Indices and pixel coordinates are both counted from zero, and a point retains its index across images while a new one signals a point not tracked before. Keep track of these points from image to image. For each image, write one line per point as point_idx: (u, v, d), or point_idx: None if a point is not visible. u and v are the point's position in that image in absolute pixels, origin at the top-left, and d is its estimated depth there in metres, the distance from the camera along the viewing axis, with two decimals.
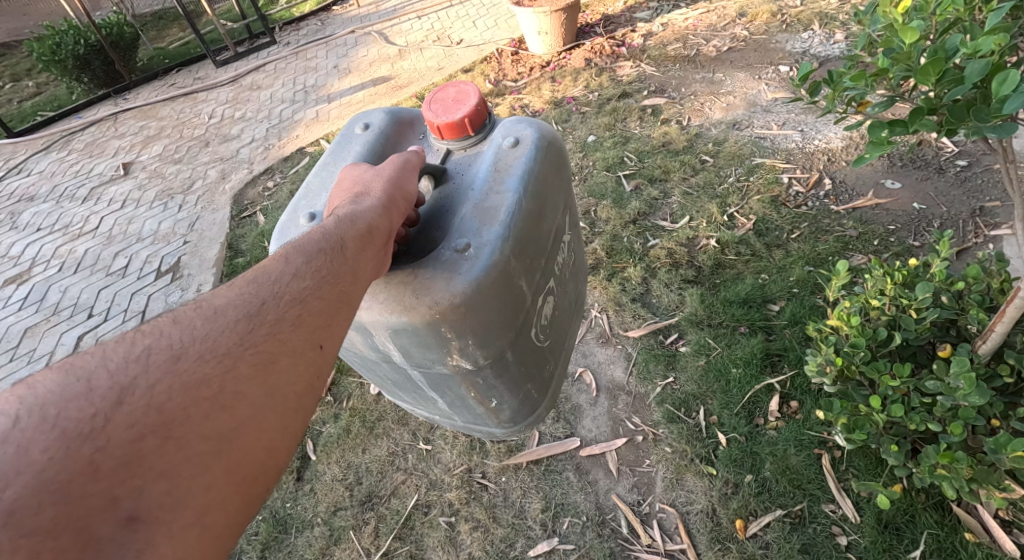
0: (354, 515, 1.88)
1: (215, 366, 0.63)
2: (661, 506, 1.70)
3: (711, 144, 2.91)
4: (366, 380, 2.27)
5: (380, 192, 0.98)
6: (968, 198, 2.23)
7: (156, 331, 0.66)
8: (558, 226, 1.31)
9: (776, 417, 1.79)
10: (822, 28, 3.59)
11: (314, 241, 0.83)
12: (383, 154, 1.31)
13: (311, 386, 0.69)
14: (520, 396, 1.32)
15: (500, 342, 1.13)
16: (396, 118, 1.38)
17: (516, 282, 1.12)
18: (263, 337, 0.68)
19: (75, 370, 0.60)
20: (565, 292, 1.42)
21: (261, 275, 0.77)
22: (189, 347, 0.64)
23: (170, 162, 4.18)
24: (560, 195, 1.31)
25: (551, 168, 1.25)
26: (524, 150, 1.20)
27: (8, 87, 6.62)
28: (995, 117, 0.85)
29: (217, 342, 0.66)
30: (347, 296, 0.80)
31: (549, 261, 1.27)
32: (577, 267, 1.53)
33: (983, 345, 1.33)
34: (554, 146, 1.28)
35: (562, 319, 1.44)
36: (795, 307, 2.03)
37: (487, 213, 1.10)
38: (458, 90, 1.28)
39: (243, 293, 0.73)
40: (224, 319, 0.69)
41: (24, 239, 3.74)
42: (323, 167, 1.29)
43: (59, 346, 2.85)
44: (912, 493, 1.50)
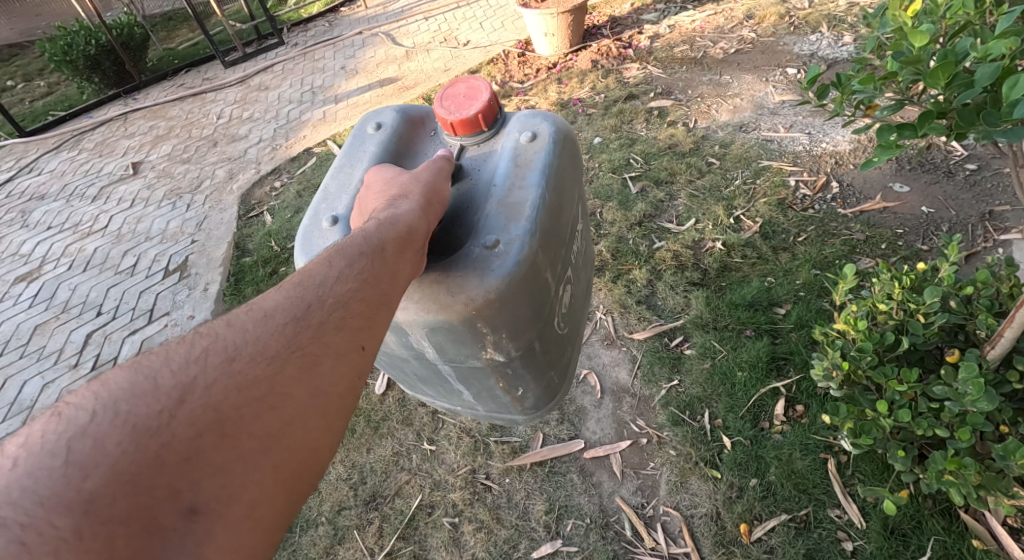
0: (358, 515, 1.89)
1: (263, 369, 0.64)
2: (665, 509, 1.70)
3: (717, 146, 2.90)
4: (371, 380, 2.28)
5: (419, 197, 1.01)
6: (977, 202, 2.22)
7: (211, 332, 0.67)
8: (574, 217, 1.33)
9: (781, 421, 1.78)
10: (831, 30, 3.57)
11: (356, 243, 0.84)
12: (397, 153, 1.32)
13: (353, 387, 0.70)
14: (543, 385, 1.33)
15: (527, 335, 1.14)
16: (406, 115, 1.39)
17: (541, 274, 1.13)
18: (308, 338, 0.68)
19: (143, 369, 0.61)
20: (579, 281, 1.43)
21: (305, 276, 0.77)
22: (242, 348, 0.65)
23: (179, 161, 4.22)
24: (575, 186, 1.32)
25: (567, 160, 1.26)
26: (542, 144, 1.21)
27: (20, 87, 6.69)
28: (1005, 121, 0.84)
29: (266, 344, 0.66)
30: (387, 298, 0.80)
31: (567, 252, 1.29)
32: (589, 255, 1.55)
33: (992, 350, 1.31)
34: (569, 137, 1.29)
35: (578, 308, 1.45)
36: (801, 311, 2.02)
37: (511, 208, 1.11)
38: (468, 86, 1.28)
39: (289, 294, 0.73)
40: (272, 320, 0.69)
41: (34, 238, 3.77)
42: (338, 169, 1.30)
43: (68, 344, 2.87)
44: (919, 498, 1.49)
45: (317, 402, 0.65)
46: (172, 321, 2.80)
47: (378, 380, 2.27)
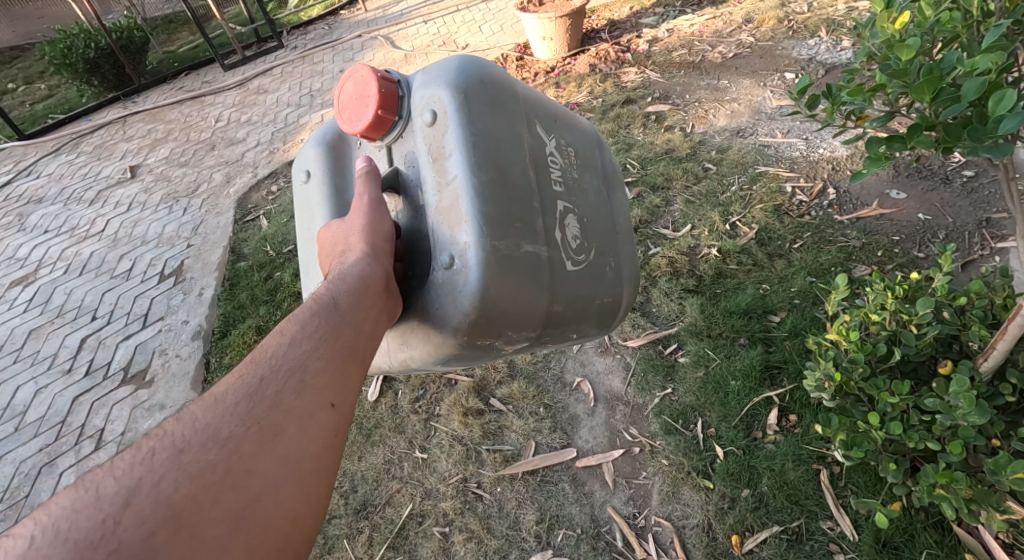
0: (348, 524, 1.88)
1: (217, 452, 0.65)
2: (656, 520, 1.68)
3: (714, 152, 2.89)
4: (365, 387, 2.28)
5: (359, 244, 0.96)
6: (974, 209, 2.20)
7: (160, 432, 0.68)
8: (539, 150, 1.16)
9: (774, 431, 1.77)
10: (829, 35, 3.56)
11: (308, 307, 0.86)
12: (338, 192, 1.23)
13: (330, 444, 0.72)
14: (592, 314, 1.30)
15: (539, 309, 1.09)
16: (328, 142, 1.25)
17: (519, 251, 1.04)
18: (264, 413, 0.71)
19: (86, 484, 0.61)
20: (583, 195, 1.30)
21: (257, 354, 0.80)
22: (190, 438, 0.66)
23: (176, 165, 4.22)
24: (516, 121, 1.11)
25: (487, 108, 1.05)
26: (446, 119, 1.01)
27: (21, 90, 6.72)
28: (991, 137, 0.83)
29: (219, 428, 0.68)
30: (349, 356, 0.83)
31: (547, 194, 1.15)
32: (587, 155, 1.38)
33: (984, 362, 1.30)
34: (476, 77, 1.05)
35: (596, 223, 1.32)
36: (796, 319, 2.01)
37: (450, 212, 0.99)
38: (354, 82, 1.09)
39: (240, 375, 0.75)
40: (224, 404, 0.71)
41: (31, 241, 3.78)
42: (303, 234, 1.28)
43: (61, 349, 2.87)
44: (912, 511, 1.47)
45: (287, 465, 0.67)
46: (167, 325, 2.80)
47: (371, 387, 2.27)
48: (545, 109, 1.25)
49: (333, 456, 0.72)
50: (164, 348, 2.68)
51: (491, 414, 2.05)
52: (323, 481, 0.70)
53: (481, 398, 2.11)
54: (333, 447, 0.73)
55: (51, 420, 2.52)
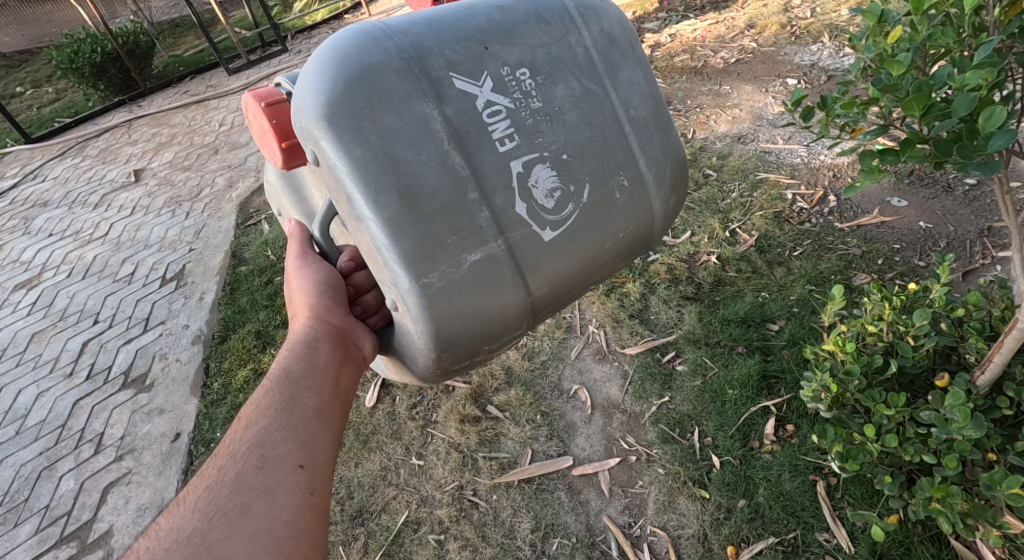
0: (343, 531, 1.89)
1: (190, 546, 0.78)
2: (652, 529, 1.67)
3: (715, 158, 2.88)
4: (362, 392, 2.28)
5: (304, 310, 1.12)
6: (976, 217, 2.18)
7: (141, 548, 0.81)
8: (458, 114, 0.97)
9: (771, 441, 1.76)
10: (832, 40, 3.55)
11: (263, 389, 1.02)
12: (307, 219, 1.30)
13: (304, 504, 0.86)
14: (610, 249, 1.13)
15: (514, 306, 1.02)
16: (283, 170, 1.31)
17: (459, 268, 0.95)
18: (232, 498, 0.84)
19: None
20: (562, 113, 1.06)
21: (224, 449, 0.95)
22: (166, 542, 0.79)
23: (180, 169, 4.25)
24: (408, 99, 0.94)
25: (362, 118, 0.91)
26: (325, 155, 0.92)
27: (28, 93, 6.80)
28: (980, 154, 0.84)
29: (191, 526, 0.81)
30: (307, 421, 0.98)
31: (492, 161, 0.99)
32: (564, 40, 1.10)
33: (982, 376, 1.29)
34: (337, 85, 0.91)
35: (587, 147, 1.08)
36: (794, 328, 2.00)
37: (372, 257, 0.97)
38: (255, 119, 1.05)
39: (209, 471, 0.90)
40: (196, 503, 0.85)
41: (36, 245, 3.81)
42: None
43: (63, 352, 2.89)
44: (909, 524, 1.46)
45: (259, 535, 0.80)
46: (167, 330, 2.81)
47: (369, 393, 2.27)
48: (456, 34, 1.01)
49: (311, 513, 0.86)
50: (164, 352, 2.69)
51: (488, 422, 2.05)
52: (301, 541, 0.82)
53: (477, 405, 2.11)
54: (310, 508, 0.86)
55: (52, 424, 2.53)
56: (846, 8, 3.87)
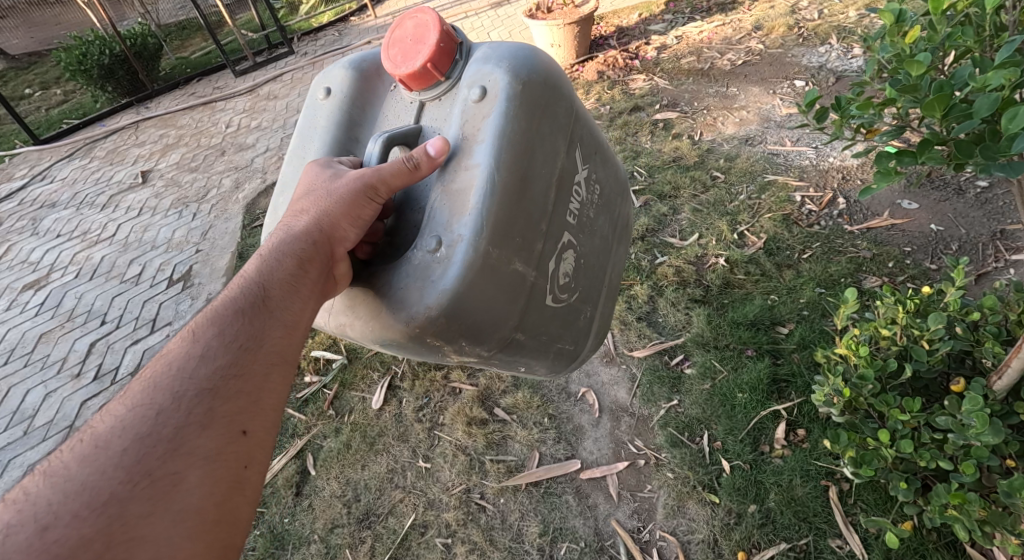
0: (351, 533, 1.87)
1: (96, 522, 0.63)
2: (661, 534, 1.66)
3: (722, 160, 2.87)
4: (369, 394, 2.28)
5: (319, 215, 0.95)
6: (988, 220, 2.16)
7: (29, 495, 0.66)
8: (569, 168, 1.13)
9: (782, 445, 1.74)
10: (840, 42, 3.53)
11: (220, 313, 0.85)
12: (350, 123, 1.23)
13: (238, 478, 0.73)
14: (550, 357, 1.26)
15: (501, 331, 1.06)
16: (355, 61, 1.26)
17: (507, 266, 1.01)
18: (159, 458, 0.69)
19: None
20: (596, 232, 1.27)
21: (155, 379, 0.77)
22: (65, 503, 0.64)
23: (187, 170, 4.27)
24: (557, 131, 1.09)
25: (536, 111, 1.03)
26: (490, 105, 1.01)
27: (37, 95, 6.85)
28: (1003, 155, 0.84)
29: (97, 488, 0.66)
30: (268, 368, 0.82)
31: (562, 214, 1.13)
32: (619, 197, 1.37)
33: (998, 381, 1.27)
34: (535, 77, 1.05)
35: (592, 267, 1.29)
36: (804, 331, 1.99)
37: (458, 196, 0.98)
38: (415, 23, 1.11)
39: (133, 408, 0.73)
40: (109, 452, 0.69)
41: (44, 246, 3.83)
42: (295, 146, 1.26)
43: (70, 352, 2.89)
44: (924, 531, 1.44)
45: (182, 518, 0.66)
46: (173, 331, 2.82)
47: (376, 395, 2.26)
48: (593, 133, 1.24)
49: (239, 490, 0.73)
50: None
51: (495, 424, 2.04)
52: (229, 529, 0.69)
53: (485, 407, 2.10)
54: (243, 482, 0.73)
55: (59, 424, 2.53)
56: (854, 10, 3.86)
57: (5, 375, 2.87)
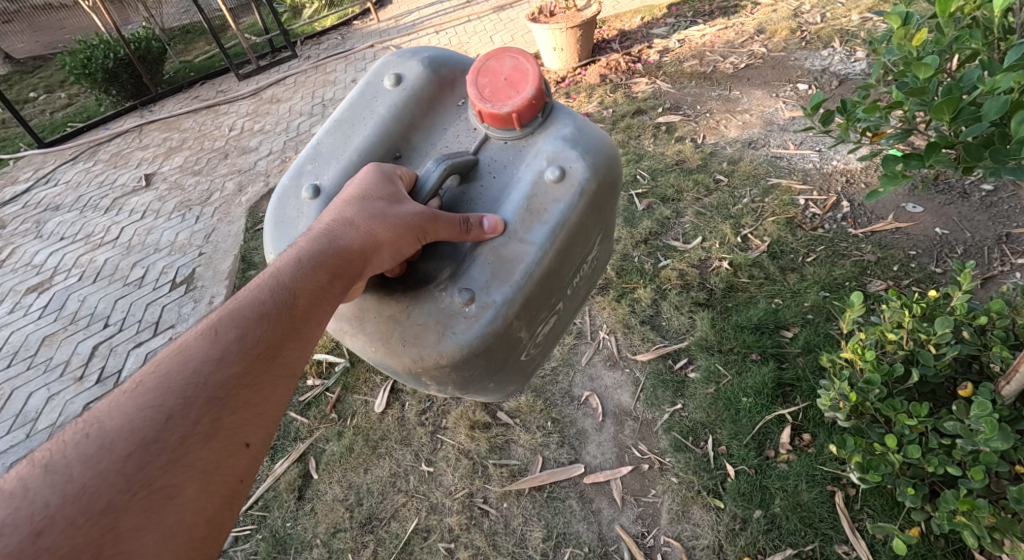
0: (353, 538, 1.86)
1: (89, 533, 0.59)
2: (666, 540, 1.65)
3: (725, 163, 2.86)
4: (372, 397, 2.27)
5: (366, 232, 0.96)
6: (993, 224, 2.15)
7: (20, 489, 0.61)
8: (589, 254, 1.28)
9: (788, 450, 1.73)
10: (843, 46, 3.53)
11: (245, 313, 0.81)
12: (408, 123, 1.29)
13: (234, 494, 0.70)
14: (499, 395, 1.42)
15: (482, 379, 1.21)
16: (431, 65, 1.32)
17: (515, 333, 1.16)
18: (161, 466, 0.65)
19: None
20: (577, 303, 1.44)
21: (170, 377, 0.72)
22: (57, 509, 0.59)
23: (190, 173, 4.28)
24: (596, 225, 1.24)
25: (590, 211, 1.17)
26: (559, 192, 1.12)
27: (41, 98, 6.88)
28: (1012, 158, 0.84)
29: (95, 494, 0.61)
30: (281, 378, 0.79)
31: (567, 290, 1.28)
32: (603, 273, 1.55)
33: (1006, 386, 1.26)
34: (602, 180, 1.17)
35: (563, 328, 1.45)
36: (809, 335, 1.98)
37: (501, 260, 1.10)
38: (516, 66, 1.18)
39: (141, 406, 0.69)
40: (111, 453, 0.64)
41: (48, 248, 3.84)
42: (343, 119, 1.30)
43: (73, 355, 2.89)
44: (931, 537, 1.43)
45: (173, 536, 0.62)
46: (176, 334, 2.82)
47: (378, 399, 2.26)
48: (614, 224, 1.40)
49: (232, 506, 0.70)
50: None
51: (498, 428, 2.03)
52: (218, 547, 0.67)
53: (488, 411, 2.09)
54: (237, 498, 0.70)
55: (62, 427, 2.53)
56: (857, 13, 3.86)
57: (9, 378, 2.87)
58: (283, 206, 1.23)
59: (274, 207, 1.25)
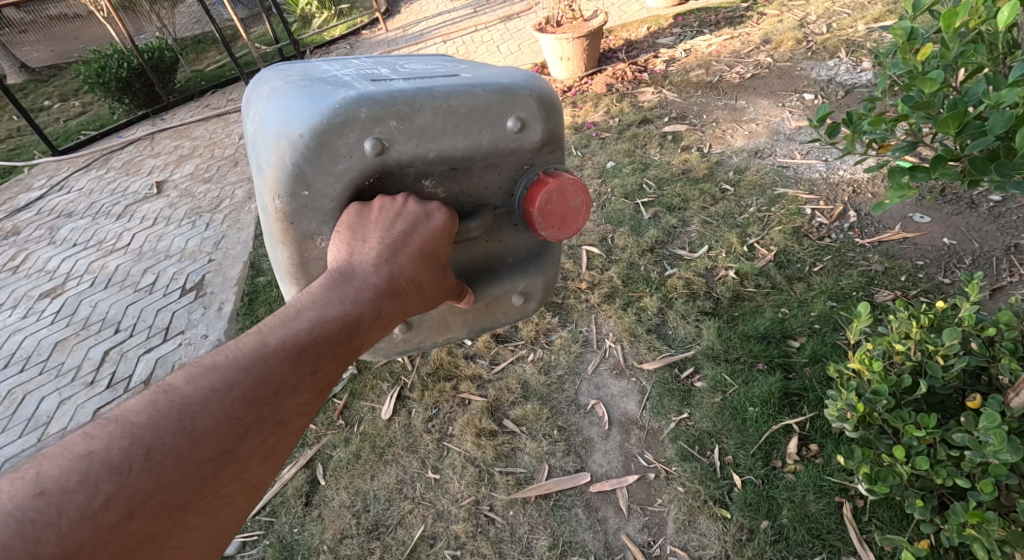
0: (359, 544, 1.86)
1: (163, 523, 0.58)
2: (672, 549, 1.64)
3: (732, 173, 2.87)
4: (379, 404, 2.28)
5: (425, 298, 0.92)
6: (1002, 234, 2.15)
7: (121, 462, 0.58)
8: None
9: (795, 460, 1.73)
10: (850, 56, 3.54)
11: (327, 341, 0.76)
12: (490, 163, 1.04)
13: None
14: None
15: None
16: (552, 133, 1.06)
17: None
18: (230, 476, 0.64)
19: (28, 512, 0.52)
20: None
21: (256, 390, 0.68)
22: (150, 495, 0.57)
23: (201, 181, 4.33)
24: None
25: None
26: (511, 312, 1.27)
27: (56, 107, 7.00)
28: (1018, 172, 0.86)
29: (177, 489, 0.59)
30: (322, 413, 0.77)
31: None
32: None
33: (1014, 398, 1.27)
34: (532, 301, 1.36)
35: None
36: (816, 345, 1.97)
37: (444, 322, 1.19)
38: (579, 207, 1.11)
39: (229, 414, 0.65)
40: (197, 454, 0.61)
41: (60, 254, 3.89)
42: (447, 99, 0.94)
43: (85, 360, 2.92)
44: (941, 550, 1.42)
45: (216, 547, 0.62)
46: (185, 339, 2.85)
47: (385, 405, 2.27)
48: None
49: None
50: (183, 361, 2.72)
51: (504, 436, 2.04)
52: None
53: (494, 419, 2.10)
54: None
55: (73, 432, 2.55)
56: (864, 23, 3.88)
57: (21, 382, 2.90)
58: (334, 133, 0.89)
59: (326, 110, 0.89)
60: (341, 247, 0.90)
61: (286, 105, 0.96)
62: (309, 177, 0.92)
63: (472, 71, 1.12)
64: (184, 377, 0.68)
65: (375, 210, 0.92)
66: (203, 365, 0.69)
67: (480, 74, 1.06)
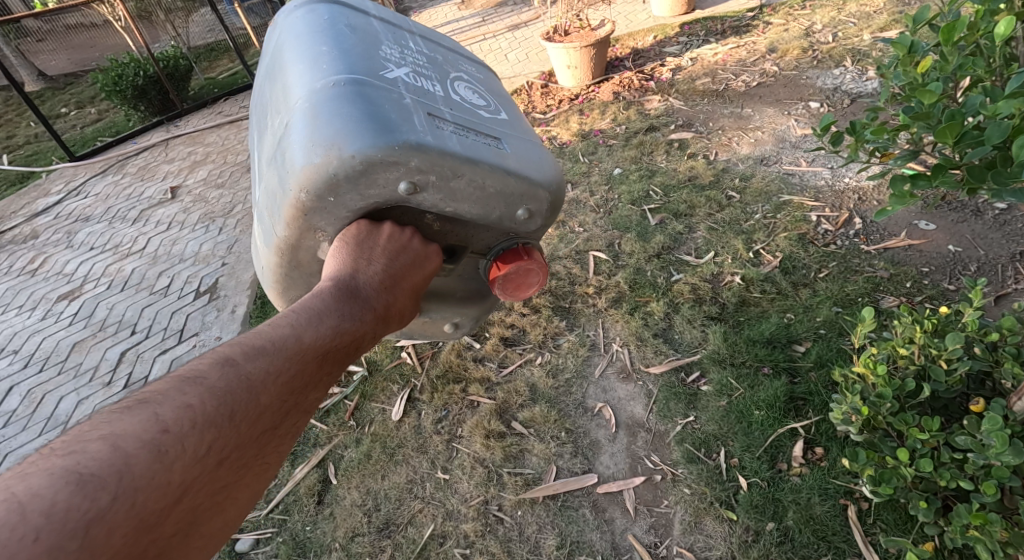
0: (371, 542, 1.90)
1: (230, 474, 0.72)
2: (678, 550, 1.66)
3: (737, 180, 2.91)
4: (389, 406, 2.32)
5: (404, 322, 1.11)
6: (1007, 242, 2.17)
7: (214, 417, 0.72)
8: None
9: (800, 463, 1.75)
10: (855, 65, 3.58)
11: (343, 350, 0.92)
12: (485, 228, 1.22)
13: None
14: None
15: None
16: (546, 226, 1.26)
17: None
18: (270, 448, 0.79)
19: (161, 446, 0.65)
20: None
21: (296, 381, 0.83)
22: (233, 450, 0.72)
23: (214, 187, 4.41)
24: None
25: None
26: (435, 335, 1.53)
27: (73, 114, 7.13)
28: (1014, 180, 0.90)
29: (243, 449, 0.74)
30: None
31: None
32: None
33: (1018, 402, 1.29)
34: None
35: None
36: (821, 350, 2.00)
37: None
38: (534, 284, 1.31)
39: (279, 397, 0.80)
40: (258, 425, 0.76)
41: (78, 258, 3.97)
42: (478, 169, 1.09)
43: (102, 361, 2.98)
44: (946, 552, 1.43)
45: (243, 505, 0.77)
46: (199, 341, 2.90)
47: (395, 407, 2.31)
48: None
49: None
50: None
51: (512, 437, 2.07)
52: None
53: (502, 421, 2.14)
54: None
55: None
56: (869, 33, 3.91)
57: (40, 382, 2.96)
58: (382, 168, 1.02)
59: (384, 146, 1.01)
60: (348, 258, 1.04)
61: (346, 113, 1.06)
62: (342, 190, 1.04)
63: (509, 138, 1.25)
64: (242, 353, 0.81)
65: (385, 237, 1.07)
66: (255, 347, 0.83)
67: (515, 151, 1.21)
